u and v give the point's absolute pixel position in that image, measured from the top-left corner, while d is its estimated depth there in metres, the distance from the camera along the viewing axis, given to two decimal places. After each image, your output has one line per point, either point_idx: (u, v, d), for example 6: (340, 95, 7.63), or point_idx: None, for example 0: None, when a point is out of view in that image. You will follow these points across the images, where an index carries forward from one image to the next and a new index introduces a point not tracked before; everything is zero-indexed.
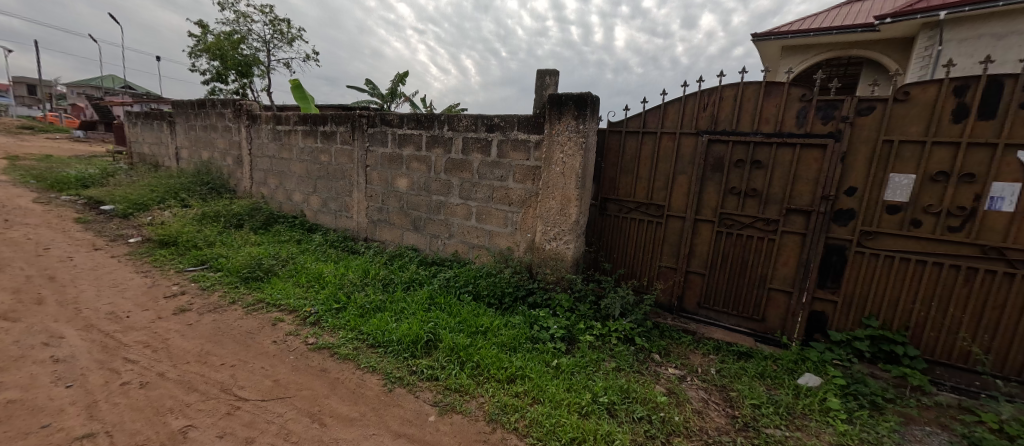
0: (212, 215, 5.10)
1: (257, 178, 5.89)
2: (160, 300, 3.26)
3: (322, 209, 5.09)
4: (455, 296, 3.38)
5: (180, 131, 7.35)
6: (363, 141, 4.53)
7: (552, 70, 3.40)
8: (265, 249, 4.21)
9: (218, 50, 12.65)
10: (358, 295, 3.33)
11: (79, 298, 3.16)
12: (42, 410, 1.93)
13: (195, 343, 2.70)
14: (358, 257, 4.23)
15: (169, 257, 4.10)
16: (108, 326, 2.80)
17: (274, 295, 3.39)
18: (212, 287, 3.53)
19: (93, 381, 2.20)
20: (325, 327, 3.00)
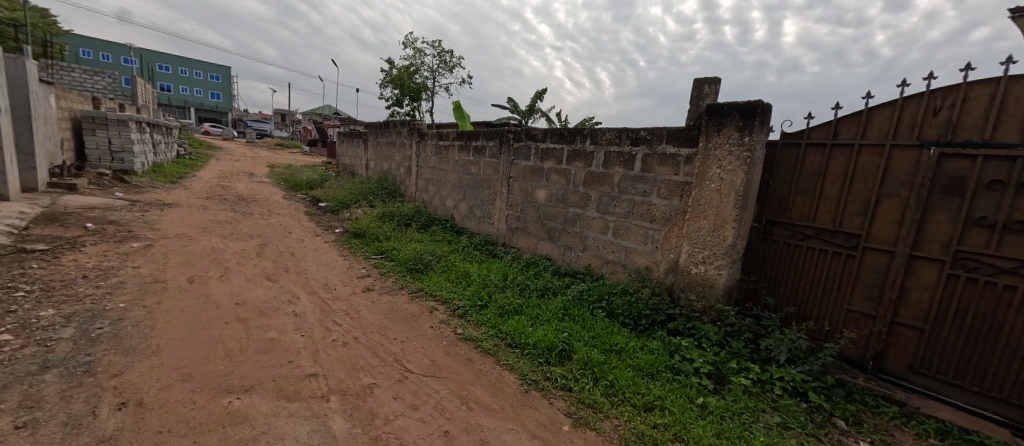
0: (389, 214, 6.20)
1: (421, 185, 6.94)
2: (353, 279, 4.12)
3: (468, 214, 5.69)
4: (587, 309, 3.35)
5: (370, 146, 9.19)
6: (509, 155, 4.91)
7: (712, 77, 3.12)
8: (425, 245, 4.92)
9: (399, 81, 15.44)
10: (498, 296, 3.60)
11: (306, 270, 4.24)
12: (288, 349, 2.65)
13: (376, 317, 3.33)
14: (497, 261, 4.58)
15: (360, 246, 5.15)
16: (323, 294, 3.67)
17: (430, 286, 3.92)
18: (387, 273, 4.29)
19: (316, 334, 2.91)
20: (469, 321, 3.33)
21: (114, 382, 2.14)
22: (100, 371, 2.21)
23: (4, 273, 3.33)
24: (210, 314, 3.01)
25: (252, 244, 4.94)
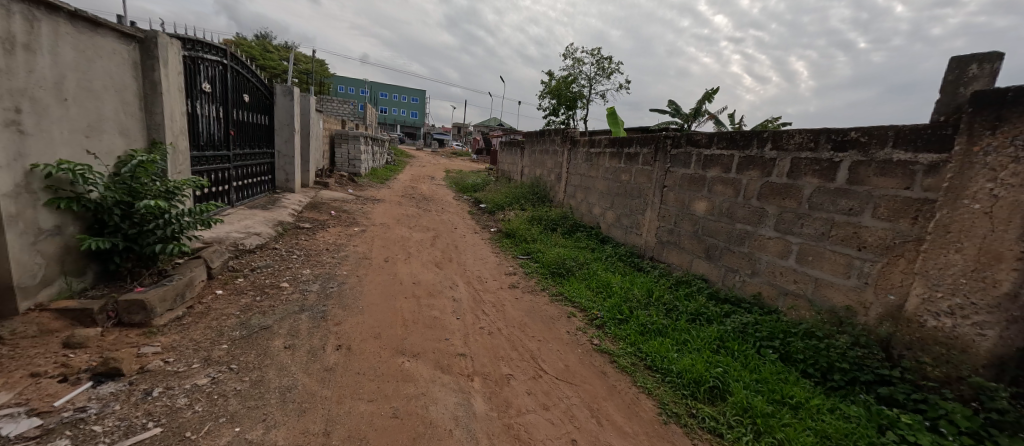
0: (538, 218, 6.55)
1: (569, 191, 7.10)
2: (502, 275, 4.52)
3: (615, 223, 5.55)
4: (754, 347, 2.88)
5: (526, 153, 9.87)
6: (664, 162, 4.61)
7: (992, 53, 2.29)
8: (569, 251, 5.02)
9: (557, 91, 16.13)
10: (641, 313, 3.41)
11: (466, 262, 4.84)
12: (446, 328, 3.09)
13: (519, 313, 3.57)
14: (643, 275, 4.35)
15: (511, 245, 5.61)
16: (476, 285, 4.13)
17: (571, 291, 3.99)
18: (532, 274, 4.55)
19: (469, 319, 3.31)
20: (607, 333, 3.26)
21: (336, 328, 2.88)
22: (329, 318, 3.01)
23: (286, 241, 4.84)
24: (397, 288, 3.75)
25: (428, 235, 5.92)
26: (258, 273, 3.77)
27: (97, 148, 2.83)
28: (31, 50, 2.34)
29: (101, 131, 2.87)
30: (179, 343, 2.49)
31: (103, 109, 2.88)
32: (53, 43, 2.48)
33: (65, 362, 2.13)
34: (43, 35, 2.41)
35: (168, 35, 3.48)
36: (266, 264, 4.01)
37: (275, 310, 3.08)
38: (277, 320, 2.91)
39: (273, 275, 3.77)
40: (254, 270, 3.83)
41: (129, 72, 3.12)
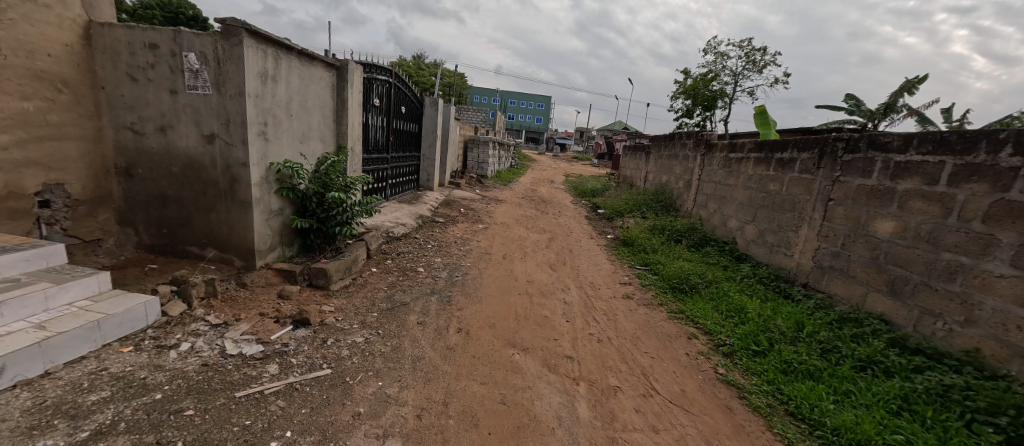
0: (660, 227, 6.19)
1: (699, 201, 6.55)
2: (616, 283, 4.44)
3: (756, 240, 4.93)
4: (959, 417, 2.22)
5: (652, 159, 9.40)
6: (832, 169, 3.93)
7: None
8: (694, 266, 4.65)
9: (693, 90, 14.86)
10: (785, 348, 2.96)
11: (579, 266, 4.90)
12: (557, 329, 3.21)
13: (633, 326, 3.47)
14: (791, 304, 3.75)
15: (627, 254, 5.46)
16: (590, 291, 4.15)
17: (694, 311, 3.70)
18: (649, 286, 4.36)
19: (578, 324, 3.37)
20: (737, 364, 2.94)
21: (458, 313, 3.25)
22: (453, 303, 3.42)
23: (424, 233, 5.60)
24: (513, 284, 4.03)
25: (544, 237, 6.15)
26: (402, 257, 4.47)
27: (306, 151, 3.77)
28: (276, 80, 3.24)
29: (309, 138, 3.80)
30: (346, 306, 3.15)
31: (311, 121, 3.81)
32: (288, 74, 3.38)
33: (278, 308, 2.90)
34: (282, 69, 3.31)
35: (355, 61, 4.39)
36: (408, 250, 4.73)
37: (412, 289, 3.63)
38: (414, 298, 3.44)
39: (412, 260, 4.43)
40: (399, 254, 4.56)
41: (328, 93, 4.05)
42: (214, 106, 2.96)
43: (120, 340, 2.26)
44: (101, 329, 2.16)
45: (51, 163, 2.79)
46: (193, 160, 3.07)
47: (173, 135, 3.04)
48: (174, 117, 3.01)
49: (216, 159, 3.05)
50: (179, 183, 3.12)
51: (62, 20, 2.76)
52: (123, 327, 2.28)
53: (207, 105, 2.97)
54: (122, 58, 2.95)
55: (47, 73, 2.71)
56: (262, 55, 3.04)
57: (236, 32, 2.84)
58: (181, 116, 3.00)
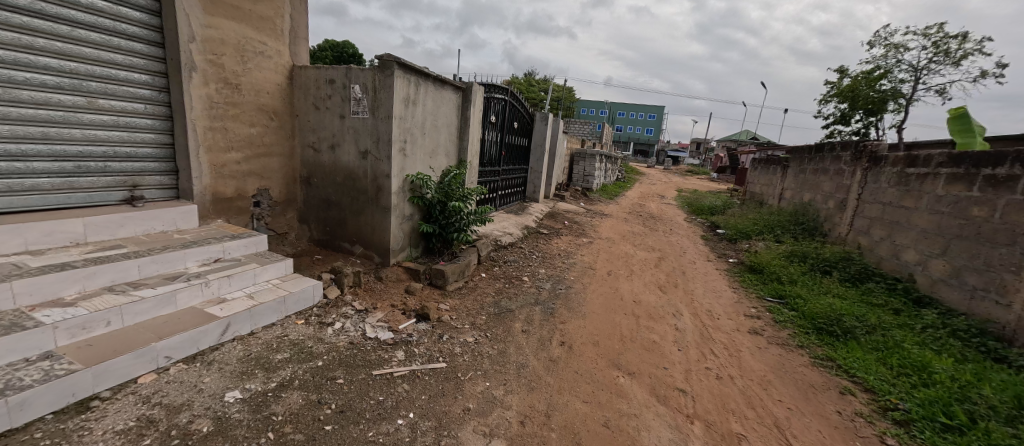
0: (800, 254, 5.29)
1: (857, 225, 5.46)
2: (740, 315, 3.94)
3: (948, 280, 3.89)
4: None
5: (790, 174, 8.17)
6: None
7: None
8: (850, 306, 3.82)
9: (851, 92, 12.51)
10: (1001, 430, 2.18)
11: (694, 291, 4.50)
12: (666, 357, 3.01)
13: (762, 367, 3.01)
14: (1008, 372, 2.79)
15: (755, 283, 4.78)
16: (707, 320, 3.78)
17: (850, 361, 3.00)
18: (785, 324, 3.70)
19: (692, 355, 3.10)
20: (917, 438, 2.25)
21: (561, 326, 3.28)
22: (557, 316, 3.46)
23: (529, 243, 5.79)
24: (618, 304, 3.90)
25: (653, 256, 5.81)
26: (509, 266, 4.70)
27: (433, 164, 4.26)
28: (416, 103, 3.74)
29: (437, 153, 4.29)
30: (459, 306, 3.44)
31: (440, 138, 4.29)
32: (424, 97, 3.88)
33: (405, 301, 3.30)
34: (421, 94, 3.81)
35: (478, 83, 4.81)
36: (515, 259, 4.95)
37: (517, 298, 3.78)
38: (519, 306, 3.59)
39: (518, 269, 4.63)
40: (507, 262, 4.80)
41: (455, 112, 4.52)
42: (369, 127, 3.55)
43: (297, 314, 2.86)
44: (287, 303, 2.77)
45: (262, 173, 3.68)
46: (351, 172, 3.73)
47: (339, 152, 3.74)
48: (341, 137, 3.70)
49: (368, 171, 3.65)
50: (340, 191, 3.82)
51: (276, 66, 3.66)
52: (300, 303, 2.88)
53: (364, 127, 3.58)
54: (310, 92, 3.76)
55: (265, 106, 3.61)
56: (407, 82, 3.56)
57: (390, 66, 3.38)
58: (346, 135, 3.68)
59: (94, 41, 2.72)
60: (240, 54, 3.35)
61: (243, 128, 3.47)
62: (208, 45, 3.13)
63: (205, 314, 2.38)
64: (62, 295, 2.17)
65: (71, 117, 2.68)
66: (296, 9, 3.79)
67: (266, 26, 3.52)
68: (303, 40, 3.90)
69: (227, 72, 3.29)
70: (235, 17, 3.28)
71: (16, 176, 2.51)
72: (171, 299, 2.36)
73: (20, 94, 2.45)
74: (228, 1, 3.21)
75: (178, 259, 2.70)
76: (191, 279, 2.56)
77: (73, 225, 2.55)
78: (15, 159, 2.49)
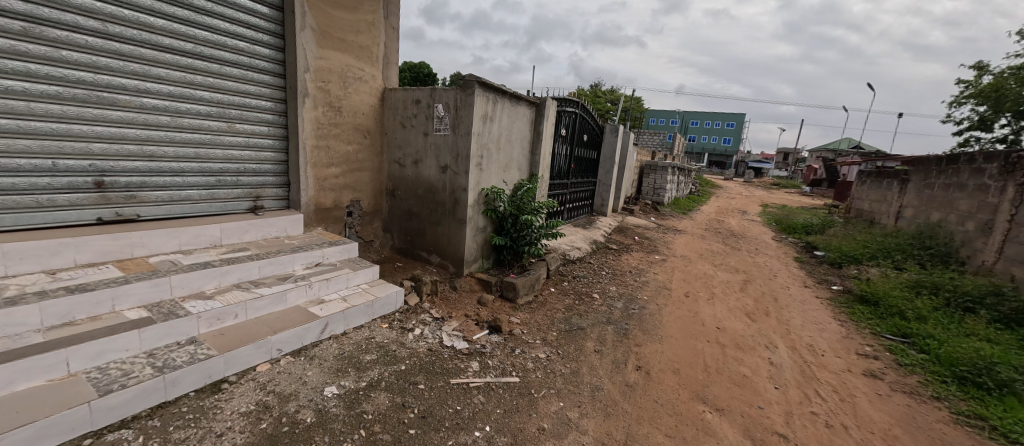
0: (928, 286, 4.50)
1: (1011, 253, 4.52)
2: (850, 353, 3.44)
3: None
4: None
5: (911, 190, 7.05)
6: None
7: None
8: (1004, 353, 3.15)
9: (995, 92, 10.54)
10: None
11: (790, 321, 4.03)
12: (761, 394, 2.71)
13: (884, 418, 2.58)
14: None
15: (869, 317, 4.12)
16: (809, 355, 3.35)
17: (1008, 423, 2.46)
18: (912, 369, 3.15)
19: (792, 394, 2.76)
20: None
21: (637, 349, 3.13)
22: (631, 338, 3.31)
23: (599, 259, 5.64)
24: (698, 329, 3.63)
25: (737, 278, 5.33)
26: (578, 281, 4.62)
27: (507, 178, 4.37)
28: (493, 119, 3.88)
29: (511, 167, 4.39)
30: (530, 320, 3.45)
31: (513, 152, 4.39)
32: (501, 114, 4.01)
33: (478, 312, 3.39)
34: (497, 110, 3.95)
35: (551, 97, 4.86)
36: (584, 275, 4.85)
37: (588, 315, 3.69)
38: (590, 324, 3.50)
39: (587, 285, 4.53)
40: (576, 277, 4.72)
41: (528, 127, 4.60)
42: (449, 143, 3.75)
43: (382, 317, 3.08)
44: (374, 307, 3.01)
45: (355, 186, 4.05)
46: (431, 186, 3.95)
47: (422, 167, 3.99)
48: (424, 153, 3.95)
49: (447, 185, 3.84)
50: (421, 203, 4.06)
51: (371, 89, 4.02)
52: (385, 308, 3.10)
53: (445, 143, 3.79)
54: (398, 112, 4.07)
55: (360, 126, 3.98)
56: (485, 100, 3.71)
57: (471, 85, 3.56)
58: (428, 151, 3.91)
59: (235, 76, 3.22)
60: (342, 80, 3.75)
61: (342, 145, 3.85)
62: (318, 74, 3.55)
63: (307, 314, 2.69)
64: (203, 288, 2.60)
65: (216, 140, 3.18)
66: (390, 37, 4.15)
67: (364, 54, 3.90)
68: (394, 65, 4.26)
69: (332, 96, 3.69)
70: (340, 47, 3.68)
71: (175, 189, 3.03)
72: (282, 298, 2.70)
73: (182, 122, 2.98)
74: (335, 34, 3.62)
75: (289, 262, 3.07)
76: (298, 280, 2.90)
77: (212, 230, 3.02)
78: (176, 174, 3.02)
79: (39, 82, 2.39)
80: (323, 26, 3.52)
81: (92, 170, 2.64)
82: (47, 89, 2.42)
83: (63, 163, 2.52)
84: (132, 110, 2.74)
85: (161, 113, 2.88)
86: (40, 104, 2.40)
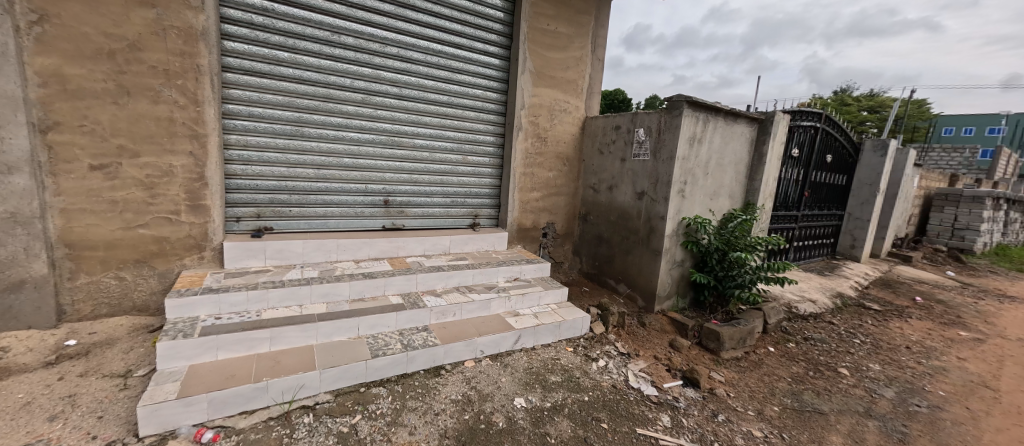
0: None
1: None
2: None
3: None
4: None
5: None
6: None
7: None
8: None
9: None
10: None
11: None
12: None
13: None
14: None
15: None
16: None
17: None
18: None
19: None
20: None
21: None
22: None
23: (847, 319, 4.23)
24: None
25: None
26: (812, 345, 3.57)
27: (714, 207, 3.82)
28: (702, 141, 3.48)
29: (720, 194, 3.83)
30: (738, 382, 2.85)
31: (725, 178, 3.82)
32: (712, 134, 3.56)
33: (670, 357, 3.04)
34: (708, 131, 3.52)
35: (782, 111, 4.02)
36: (822, 338, 3.72)
37: (831, 396, 2.78)
38: (834, 409, 2.62)
39: (828, 353, 3.44)
40: (807, 340, 3.67)
41: (746, 148, 3.93)
42: (649, 168, 3.56)
43: (567, 340, 3.13)
44: (561, 328, 3.09)
45: (552, 209, 4.33)
46: (625, 212, 3.83)
47: (617, 193, 3.93)
48: (620, 178, 3.88)
49: (642, 212, 3.65)
50: (612, 229, 3.99)
51: (574, 119, 4.26)
52: (571, 331, 3.15)
53: (643, 169, 3.62)
54: (597, 139, 4.17)
55: (561, 153, 4.26)
56: (695, 121, 3.37)
57: (679, 106, 3.30)
58: (624, 177, 3.83)
59: (472, 117, 3.97)
60: (550, 113, 4.10)
61: (544, 172, 4.20)
62: (532, 109, 3.99)
63: (505, 323, 2.99)
64: (434, 286, 3.24)
65: (454, 169, 3.98)
66: (595, 68, 4.32)
67: (570, 87, 4.18)
68: (596, 94, 4.40)
69: (540, 128, 4.07)
70: (550, 84, 4.05)
71: (425, 207, 3.91)
72: (486, 305, 3.10)
73: (435, 156, 3.86)
74: (548, 73, 4.02)
75: (494, 273, 3.50)
76: (500, 292, 3.28)
77: (445, 240, 3.74)
78: (428, 196, 3.90)
79: (364, 133, 3.50)
80: (539, 67, 3.96)
81: (383, 192, 3.67)
82: (369, 138, 3.52)
83: (370, 187, 3.61)
84: (409, 149, 3.71)
85: (424, 150, 3.80)
86: (364, 148, 3.52)
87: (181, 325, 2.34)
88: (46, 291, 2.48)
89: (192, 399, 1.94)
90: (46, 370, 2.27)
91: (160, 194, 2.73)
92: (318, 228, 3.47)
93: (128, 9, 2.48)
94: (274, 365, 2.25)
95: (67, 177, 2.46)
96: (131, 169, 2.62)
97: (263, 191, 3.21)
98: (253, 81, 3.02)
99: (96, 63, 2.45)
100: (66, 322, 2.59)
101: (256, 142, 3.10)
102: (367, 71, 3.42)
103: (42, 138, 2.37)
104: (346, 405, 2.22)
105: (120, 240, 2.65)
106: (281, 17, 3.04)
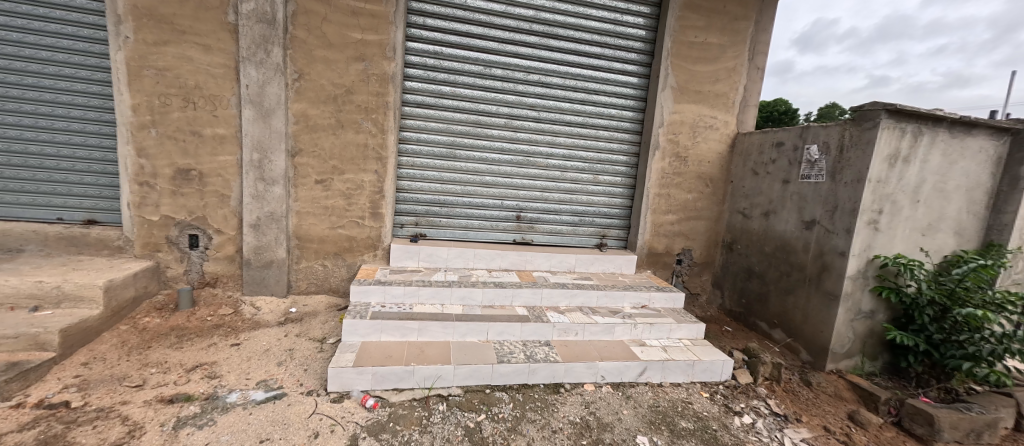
0: None
1: None
2: None
3: None
4: None
5: None
6: None
7: None
8: None
9: None
10: None
11: None
12: None
13: None
14: None
15: None
16: None
17: None
18: None
19: None
20: None
21: None
22: None
23: None
24: None
25: None
26: None
27: (929, 246, 2.90)
28: (909, 160, 2.71)
29: (938, 229, 2.89)
30: None
31: (947, 208, 2.87)
32: (926, 151, 2.74)
33: (849, 433, 2.39)
34: (921, 146, 2.72)
35: None
36: None
37: None
38: None
39: None
40: None
41: (987, 169, 2.89)
42: (823, 192, 2.95)
43: (702, 384, 2.78)
44: (695, 369, 2.76)
45: (689, 234, 3.97)
46: (787, 243, 3.24)
47: (775, 220, 3.36)
48: (781, 203, 3.32)
49: (811, 245, 3.03)
50: (769, 263, 3.41)
51: (722, 136, 3.86)
52: (708, 374, 2.78)
53: (816, 193, 3.01)
54: (752, 158, 3.66)
55: (704, 173, 3.89)
56: (898, 134, 2.65)
57: (875, 115, 2.64)
58: (787, 202, 3.25)
59: (606, 137, 3.97)
60: (693, 130, 3.80)
61: (682, 193, 3.89)
62: (673, 126, 3.76)
63: (630, 352, 2.84)
64: (558, 303, 3.30)
65: (584, 188, 4.02)
66: (752, 78, 3.83)
67: (719, 101, 3.80)
68: (752, 107, 3.89)
69: (681, 147, 3.80)
70: (696, 99, 3.76)
71: (554, 224, 4.04)
72: (610, 330, 3.00)
73: (567, 175, 3.97)
74: (693, 87, 3.74)
75: (620, 298, 3.38)
76: (626, 318, 3.14)
77: (572, 258, 3.79)
78: (557, 214, 4.02)
79: (504, 154, 3.85)
80: (684, 82, 3.72)
81: (516, 208, 3.95)
82: (508, 158, 3.85)
83: (505, 203, 3.93)
84: (542, 169, 3.92)
85: (557, 169, 3.95)
86: (503, 167, 3.86)
87: (359, 308, 2.94)
88: (283, 270, 3.43)
89: (362, 369, 2.40)
90: (278, 328, 3.14)
91: (354, 204, 3.50)
92: (461, 237, 3.92)
93: (348, 64, 3.31)
94: (420, 353, 2.62)
95: (302, 189, 3.39)
96: (339, 183, 3.45)
97: (422, 203, 3.80)
98: (423, 112, 3.65)
99: (326, 106, 3.33)
100: (291, 294, 3.54)
101: (419, 162, 3.72)
102: (511, 97, 3.76)
103: (292, 160, 3.33)
104: (473, 402, 2.42)
105: (327, 236, 3.51)
106: (447, 58, 3.61)
